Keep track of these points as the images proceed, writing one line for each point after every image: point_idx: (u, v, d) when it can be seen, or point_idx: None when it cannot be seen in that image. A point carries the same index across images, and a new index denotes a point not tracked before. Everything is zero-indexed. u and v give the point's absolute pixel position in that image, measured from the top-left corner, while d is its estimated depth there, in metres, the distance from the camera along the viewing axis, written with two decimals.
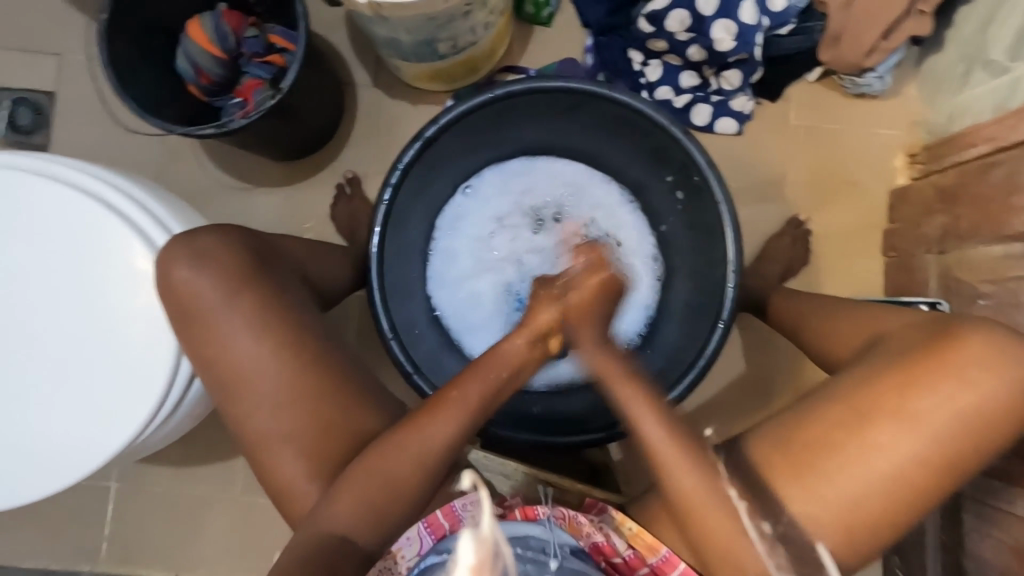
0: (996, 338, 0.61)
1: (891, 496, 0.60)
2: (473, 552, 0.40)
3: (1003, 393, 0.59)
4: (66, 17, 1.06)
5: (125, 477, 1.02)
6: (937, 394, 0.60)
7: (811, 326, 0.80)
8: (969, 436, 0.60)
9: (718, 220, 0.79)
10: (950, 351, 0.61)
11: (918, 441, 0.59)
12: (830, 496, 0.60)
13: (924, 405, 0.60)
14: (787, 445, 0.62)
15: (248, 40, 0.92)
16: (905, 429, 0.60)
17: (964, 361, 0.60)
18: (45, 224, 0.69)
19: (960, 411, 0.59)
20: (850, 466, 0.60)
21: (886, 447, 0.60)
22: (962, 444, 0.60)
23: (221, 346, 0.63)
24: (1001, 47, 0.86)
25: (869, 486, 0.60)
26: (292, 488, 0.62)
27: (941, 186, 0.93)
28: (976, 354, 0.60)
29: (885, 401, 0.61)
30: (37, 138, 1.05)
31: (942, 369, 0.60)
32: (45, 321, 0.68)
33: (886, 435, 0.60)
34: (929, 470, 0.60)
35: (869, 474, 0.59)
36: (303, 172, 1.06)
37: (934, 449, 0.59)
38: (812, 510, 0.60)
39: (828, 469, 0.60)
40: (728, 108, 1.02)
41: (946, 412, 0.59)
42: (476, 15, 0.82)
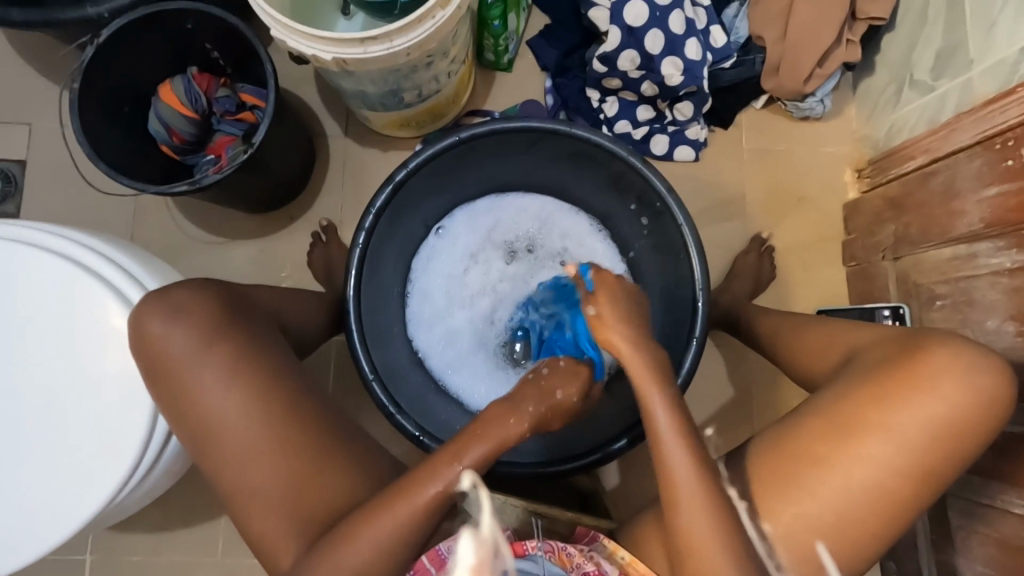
0: (962, 349, 0.63)
1: (876, 509, 0.61)
2: (473, 553, 0.46)
3: (974, 403, 0.61)
4: (37, 87, 1.08)
5: (99, 549, 0.98)
6: (912, 408, 0.61)
7: (789, 339, 0.83)
8: (945, 447, 0.61)
9: (681, 241, 0.82)
10: (919, 363, 0.63)
11: (896, 453, 0.61)
12: (818, 515, 0.61)
13: (900, 418, 0.61)
14: (769, 466, 0.64)
15: (220, 100, 0.95)
16: (884, 443, 0.61)
17: (934, 374, 0.62)
18: (16, 289, 0.68)
19: (935, 422, 0.61)
20: (835, 482, 0.61)
21: (865, 460, 0.61)
22: (939, 454, 0.61)
23: (197, 401, 0.63)
24: (924, 68, 0.93)
25: (853, 502, 0.61)
26: (275, 545, 0.61)
27: (889, 197, 0.99)
28: (945, 367, 0.62)
29: (864, 417, 0.62)
30: (5, 206, 1.05)
31: (914, 382, 0.62)
32: (16, 387, 0.67)
33: (867, 449, 0.61)
34: (910, 481, 0.61)
35: (855, 491, 0.61)
36: (278, 223, 1.07)
37: (913, 462, 0.61)
38: (803, 529, 0.61)
39: (814, 487, 0.62)
40: (683, 137, 1.08)
41: (921, 424, 0.61)
42: (438, 65, 0.87)
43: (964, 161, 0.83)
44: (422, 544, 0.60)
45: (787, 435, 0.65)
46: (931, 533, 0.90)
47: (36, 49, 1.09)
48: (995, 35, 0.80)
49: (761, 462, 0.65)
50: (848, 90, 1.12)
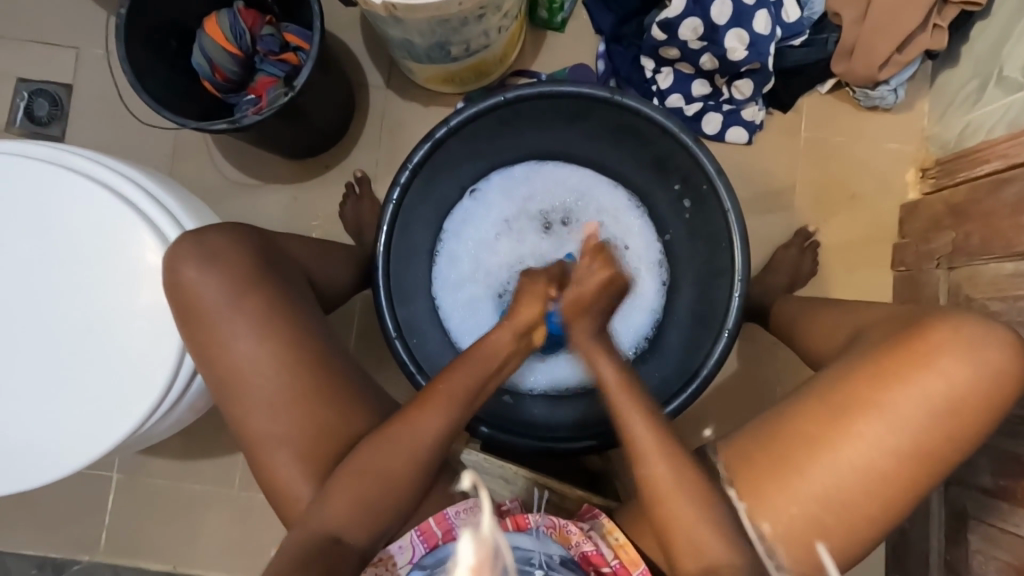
0: (963, 323, 0.60)
1: (879, 496, 0.59)
2: (474, 553, 0.46)
3: (976, 380, 0.59)
4: (85, 11, 1.08)
5: (126, 468, 1.03)
6: (912, 389, 0.59)
7: (799, 329, 0.79)
8: (947, 427, 0.59)
9: (726, 229, 0.78)
10: (919, 340, 0.60)
11: (894, 434, 0.58)
12: (814, 498, 0.59)
13: (896, 397, 0.59)
14: (763, 445, 0.62)
15: (264, 38, 0.92)
16: (881, 424, 0.59)
17: (934, 351, 0.59)
18: (58, 215, 0.69)
19: (936, 402, 0.59)
20: (827, 464, 0.59)
21: (861, 444, 0.59)
22: (939, 435, 0.59)
23: (221, 341, 0.63)
24: (1016, 63, 0.85)
25: (851, 487, 0.59)
26: (289, 489, 0.62)
27: (953, 201, 0.92)
28: (947, 342, 0.59)
29: (865, 396, 0.60)
30: (52, 129, 1.07)
31: (911, 360, 0.59)
32: (53, 311, 0.69)
33: (862, 430, 0.59)
34: (913, 465, 0.59)
35: (848, 475, 0.59)
36: (312, 171, 1.06)
37: (911, 442, 0.59)
38: (798, 515, 0.59)
39: (805, 468, 0.59)
40: (738, 117, 1.02)
41: (920, 402, 0.59)
42: (490, 19, 0.83)
43: None
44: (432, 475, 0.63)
45: (781, 417, 0.62)
46: (943, 550, 0.88)
47: None
48: None
49: (756, 440, 0.62)
50: (924, 82, 1.04)
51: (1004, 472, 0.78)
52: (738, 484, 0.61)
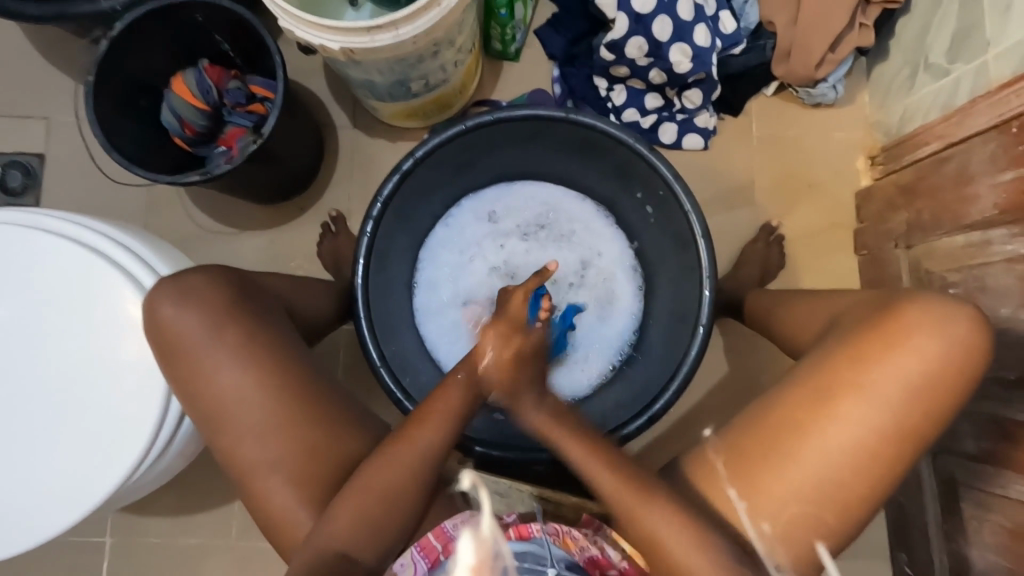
0: (934, 303, 0.62)
1: (864, 475, 0.60)
2: (473, 552, 0.48)
3: (947, 357, 0.61)
4: (55, 82, 1.11)
5: (119, 532, 1.01)
6: (887, 367, 0.61)
7: (780, 319, 0.81)
8: (927, 403, 0.60)
9: (689, 229, 0.82)
10: (891, 322, 0.62)
11: (878, 416, 0.60)
12: (802, 481, 0.60)
13: (875, 377, 0.61)
14: (753, 435, 0.63)
15: (231, 91, 0.96)
16: (864, 404, 0.60)
17: (907, 331, 0.61)
18: (36, 276, 0.70)
19: (912, 378, 0.60)
20: (817, 447, 0.60)
21: (849, 425, 0.60)
22: (918, 411, 0.60)
23: (206, 381, 0.64)
24: (940, 51, 0.91)
25: (838, 466, 0.60)
26: (284, 521, 0.63)
27: (901, 183, 0.97)
28: (916, 322, 0.61)
29: (841, 379, 0.62)
30: (26, 198, 1.08)
31: (888, 342, 0.61)
32: (36, 372, 0.69)
33: (845, 409, 0.60)
34: (896, 440, 0.60)
35: (835, 458, 0.60)
36: (286, 214, 1.08)
37: (894, 422, 0.60)
38: (795, 499, 0.60)
39: (797, 454, 0.61)
40: (693, 125, 1.07)
41: (900, 382, 0.60)
42: (445, 54, 0.87)
43: (978, 146, 0.81)
44: (427, 496, 0.63)
45: (766, 406, 0.64)
46: (941, 522, 0.88)
47: (52, 44, 1.11)
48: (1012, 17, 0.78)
49: (748, 431, 0.64)
50: (862, 76, 1.10)
51: (987, 435, 0.80)
52: (732, 480, 0.62)
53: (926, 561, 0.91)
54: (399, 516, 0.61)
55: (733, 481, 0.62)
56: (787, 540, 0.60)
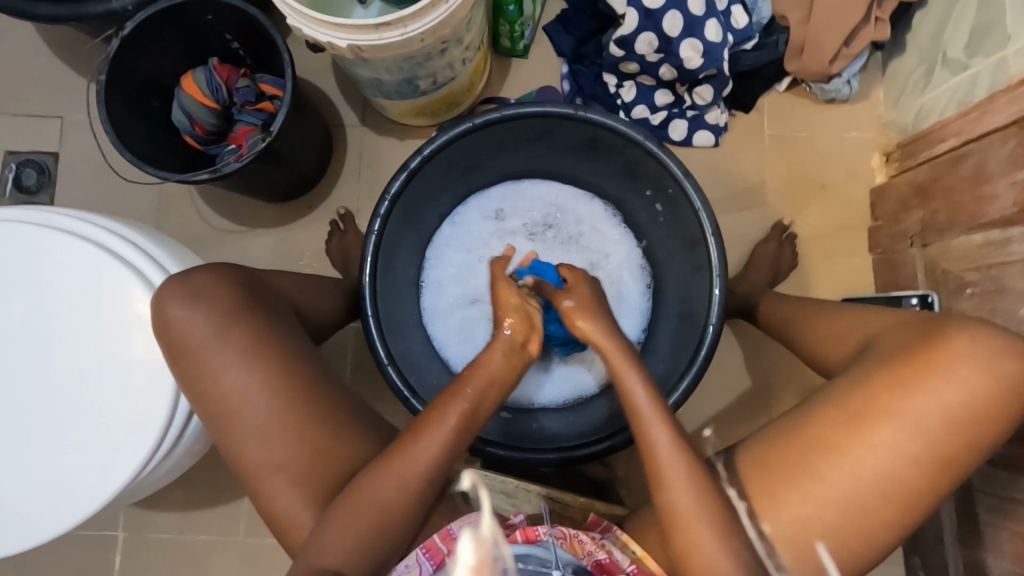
0: (982, 334, 0.61)
1: (892, 500, 0.59)
2: (473, 553, 0.47)
3: (991, 388, 0.59)
4: (67, 81, 1.12)
5: (130, 527, 1.02)
6: (928, 393, 0.59)
7: (804, 331, 0.80)
8: (965, 433, 0.59)
9: (698, 227, 0.81)
10: (934, 347, 0.61)
11: (914, 442, 0.59)
12: (828, 502, 0.59)
13: (914, 403, 0.59)
14: (780, 454, 0.62)
15: (240, 90, 0.97)
16: (901, 430, 0.59)
17: (949, 357, 0.60)
18: (47, 274, 0.71)
19: (952, 407, 0.59)
20: (847, 468, 0.59)
21: (880, 449, 0.59)
22: (954, 440, 0.59)
23: (214, 380, 0.64)
24: (959, 45, 0.89)
25: (866, 490, 0.59)
26: (290, 520, 0.63)
27: (917, 181, 0.96)
28: (961, 350, 0.60)
29: (878, 401, 0.61)
30: (40, 196, 1.09)
31: (930, 367, 0.60)
32: (48, 369, 0.70)
33: (878, 433, 0.59)
34: (927, 467, 0.59)
35: (865, 481, 0.59)
36: (295, 213, 1.09)
37: (929, 449, 0.59)
38: (818, 519, 0.59)
39: (825, 474, 0.60)
40: (703, 122, 1.06)
41: (937, 410, 0.59)
42: (452, 51, 0.87)
43: (997, 143, 0.80)
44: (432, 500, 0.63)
45: (795, 425, 0.63)
46: (956, 527, 0.87)
47: (65, 43, 1.12)
48: None
49: (775, 448, 0.63)
50: (877, 72, 1.08)
51: (1003, 440, 0.78)
52: (745, 488, 0.61)
53: (940, 567, 0.90)
54: (403, 520, 0.61)
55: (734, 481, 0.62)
56: (805, 559, 0.59)
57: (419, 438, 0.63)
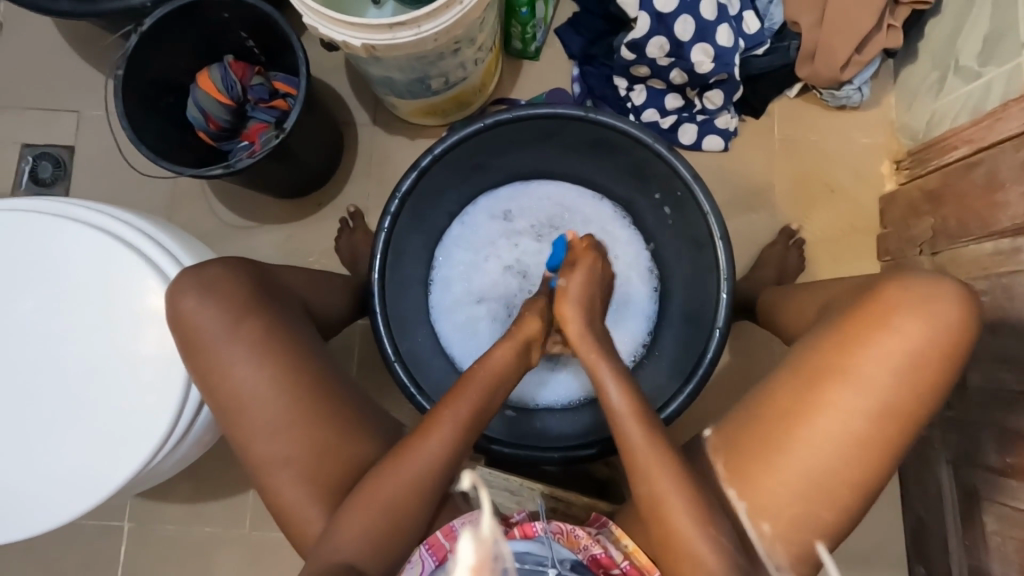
0: (922, 285, 0.61)
1: (856, 463, 0.59)
2: (473, 552, 0.46)
3: (935, 337, 0.59)
4: (85, 76, 1.14)
5: (136, 517, 1.03)
6: (874, 350, 0.59)
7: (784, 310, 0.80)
8: (917, 385, 0.59)
9: (707, 231, 0.81)
10: (877, 303, 0.61)
11: (866, 401, 0.59)
12: (794, 473, 0.59)
13: (862, 361, 0.59)
14: (750, 429, 0.62)
15: (254, 87, 0.98)
16: (853, 391, 0.59)
17: (891, 311, 0.60)
18: (63, 265, 0.72)
19: (899, 361, 0.59)
20: (806, 437, 0.59)
21: (836, 413, 0.59)
22: (908, 394, 0.59)
23: (226, 374, 0.65)
24: (971, 54, 0.89)
25: (828, 456, 0.59)
26: (298, 515, 0.63)
27: (927, 188, 0.95)
28: (902, 303, 0.60)
29: (828, 365, 0.61)
30: (55, 189, 1.11)
31: (873, 324, 0.60)
32: (62, 357, 0.71)
33: (835, 398, 0.59)
34: (889, 424, 0.59)
35: (826, 447, 0.59)
36: (306, 210, 1.10)
37: (884, 407, 0.59)
38: (792, 492, 0.59)
39: (791, 446, 0.60)
40: (713, 126, 1.06)
41: (889, 365, 0.59)
42: (465, 52, 0.87)
43: (1009, 151, 0.79)
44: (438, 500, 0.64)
45: (760, 398, 0.63)
46: (961, 536, 0.86)
47: (83, 39, 1.14)
48: None
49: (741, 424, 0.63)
50: (888, 79, 1.08)
51: (1011, 449, 0.77)
52: (733, 480, 0.62)
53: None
54: (411, 518, 0.62)
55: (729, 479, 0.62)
56: (786, 533, 0.60)
57: (422, 433, 0.64)
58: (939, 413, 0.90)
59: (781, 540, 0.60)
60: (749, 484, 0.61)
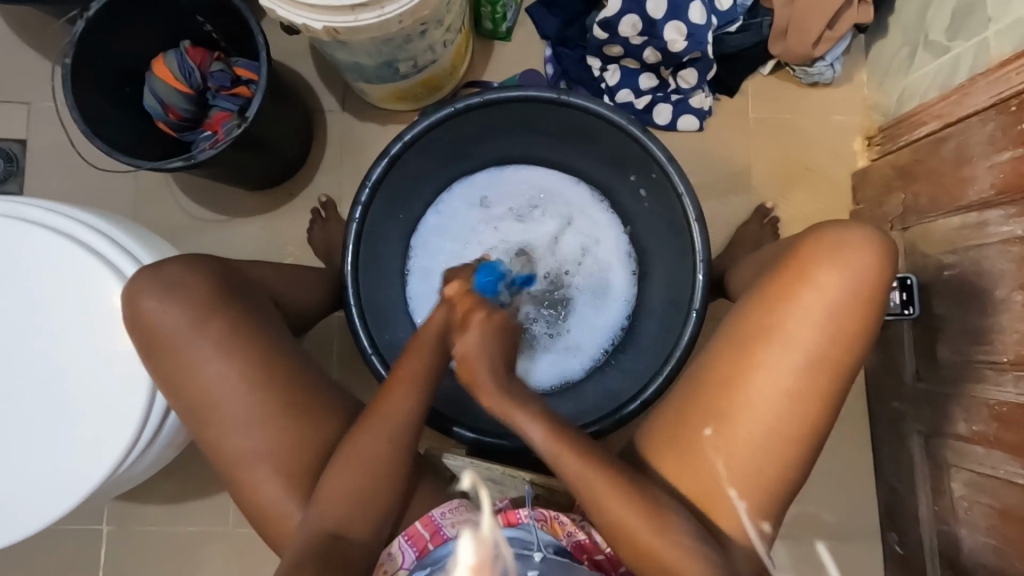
0: (834, 239, 0.63)
1: (796, 417, 0.61)
2: (474, 553, 0.55)
3: (850, 286, 0.61)
4: (33, 65, 1.08)
5: (115, 521, 1.01)
6: (798, 307, 0.62)
7: (734, 283, 0.81)
8: (840, 334, 0.61)
9: (683, 213, 0.81)
10: (796, 261, 0.63)
11: (795, 355, 0.61)
12: (743, 436, 0.61)
13: (786, 318, 0.62)
14: (695, 395, 0.64)
15: (214, 74, 0.94)
16: (782, 348, 0.61)
17: (809, 267, 0.62)
18: (17, 267, 0.69)
19: (819, 313, 0.61)
20: (746, 398, 0.62)
21: (767, 370, 0.61)
22: (833, 345, 0.61)
23: (190, 372, 0.63)
24: (940, 28, 0.89)
25: (767, 412, 0.61)
26: (273, 511, 0.63)
27: (898, 164, 0.96)
28: (817, 258, 0.62)
29: (756, 326, 0.63)
30: (9, 186, 1.06)
31: (795, 281, 0.62)
32: (21, 363, 0.69)
33: (764, 357, 0.62)
34: (822, 374, 0.61)
35: (763, 404, 0.61)
36: (276, 201, 1.07)
37: (810, 358, 0.61)
38: (741, 451, 0.61)
39: (731, 410, 0.62)
40: (688, 105, 1.05)
41: (808, 318, 0.61)
42: (433, 34, 0.85)
43: (976, 125, 0.80)
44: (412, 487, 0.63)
45: (701, 371, 0.65)
46: (932, 503, 0.89)
47: (29, 25, 1.08)
48: None
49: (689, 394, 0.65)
50: (860, 54, 1.08)
51: (979, 419, 0.80)
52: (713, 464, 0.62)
53: (916, 540, 0.93)
54: (387, 509, 0.62)
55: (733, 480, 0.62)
56: (744, 485, 0.62)
57: (386, 397, 0.63)
58: (911, 385, 0.92)
59: (742, 490, 0.62)
60: (697, 448, 0.63)
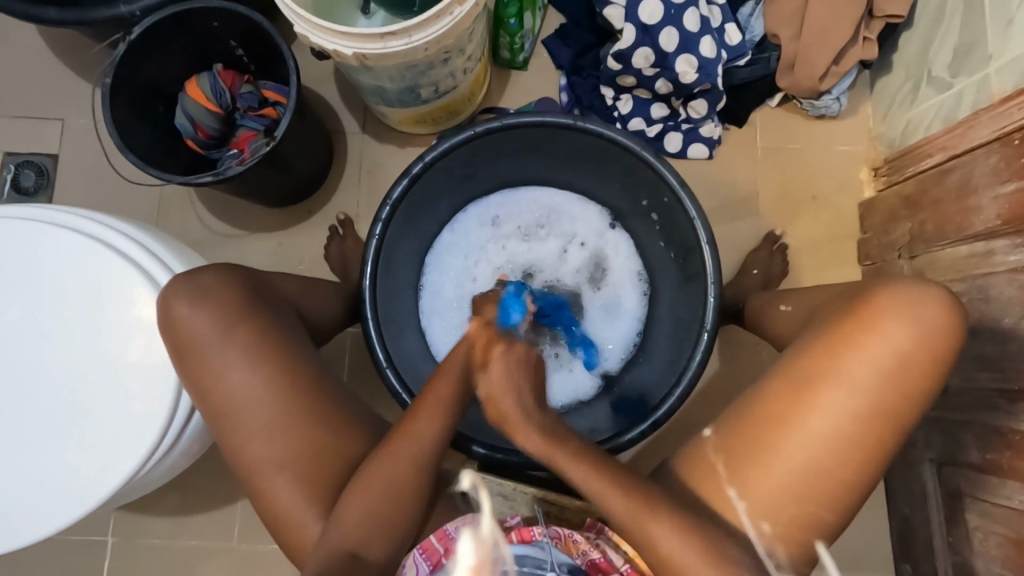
0: (907, 293, 0.63)
1: (847, 462, 0.61)
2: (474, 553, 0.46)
3: (920, 341, 0.61)
4: (70, 84, 1.13)
5: (120, 532, 1.01)
6: (862, 354, 0.61)
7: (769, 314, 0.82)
8: (903, 386, 0.61)
9: (693, 236, 0.82)
10: (865, 309, 0.63)
11: (853, 401, 0.61)
12: (790, 475, 0.61)
13: (850, 365, 0.61)
14: (736, 426, 0.65)
15: (243, 95, 0.98)
16: (841, 392, 0.61)
17: (879, 316, 0.62)
18: (49, 273, 0.71)
19: (885, 364, 0.61)
20: (800, 440, 0.61)
21: (826, 414, 0.61)
22: (894, 395, 0.61)
23: (217, 377, 0.65)
24: (943, 65, 0.92)
25: (819, 456, 0.61)
26: (291, 517, 0.63)
27: (905, 194, 0.98)
28: (888, 309, 0.62)
29: (816, 369, 0.63)
30: (38, 197, 1.09)
31: (862, 328, 0.62)
32: (46, 366, 0.70)
33: (824, 401, 0.62)
34: (880, 423, 0.61)
35: (818, 447, 0.61)
36: (295, 217, 1.10)
37: (869, 406, 0.61)
38: (773, 480, 0.61)
39: (776, 447, 0.62)
40: (697, 134, 1.09)
41: (874, 366, 0.61)
42: (454, 61, 0.89)
43: (981, 157, 0.82)
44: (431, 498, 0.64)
45: (743, 404, 0.66)
46: (946, 534, 0.88)
47: (69, 47, 1.13)
48: (1013, 31, 0.80)
49: (728, 430, 0.65)
50: (865, 89, 1.11)
51: (992, 447, 0.79)
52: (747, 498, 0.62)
53: (931, 572, 0.91)
54: (404, 520, 0.62)
55: (769, 516, 0.61)
56: (783, 523, 0.61)
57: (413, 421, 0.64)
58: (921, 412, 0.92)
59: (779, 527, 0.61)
60: (746, 484, 0.62)
